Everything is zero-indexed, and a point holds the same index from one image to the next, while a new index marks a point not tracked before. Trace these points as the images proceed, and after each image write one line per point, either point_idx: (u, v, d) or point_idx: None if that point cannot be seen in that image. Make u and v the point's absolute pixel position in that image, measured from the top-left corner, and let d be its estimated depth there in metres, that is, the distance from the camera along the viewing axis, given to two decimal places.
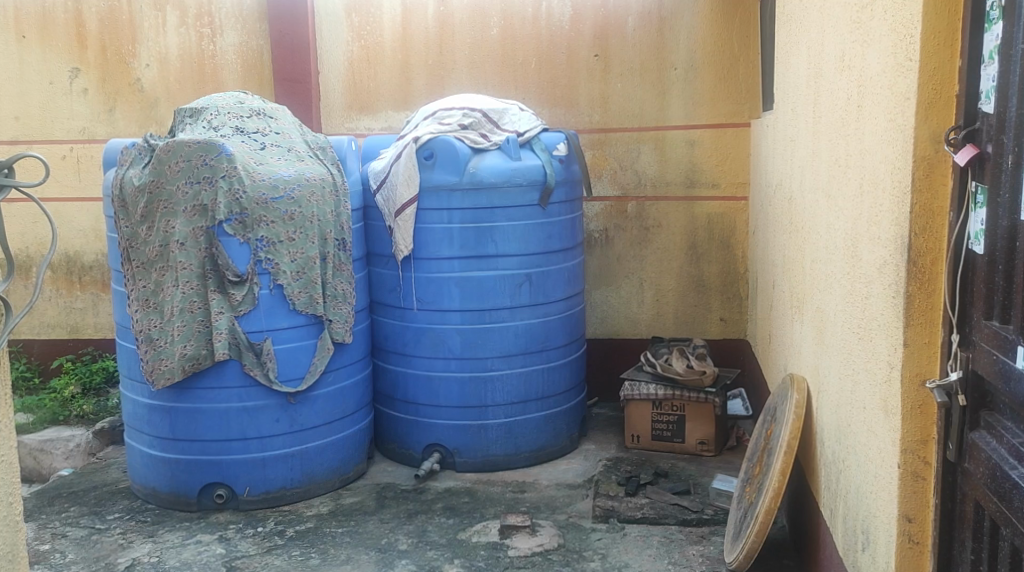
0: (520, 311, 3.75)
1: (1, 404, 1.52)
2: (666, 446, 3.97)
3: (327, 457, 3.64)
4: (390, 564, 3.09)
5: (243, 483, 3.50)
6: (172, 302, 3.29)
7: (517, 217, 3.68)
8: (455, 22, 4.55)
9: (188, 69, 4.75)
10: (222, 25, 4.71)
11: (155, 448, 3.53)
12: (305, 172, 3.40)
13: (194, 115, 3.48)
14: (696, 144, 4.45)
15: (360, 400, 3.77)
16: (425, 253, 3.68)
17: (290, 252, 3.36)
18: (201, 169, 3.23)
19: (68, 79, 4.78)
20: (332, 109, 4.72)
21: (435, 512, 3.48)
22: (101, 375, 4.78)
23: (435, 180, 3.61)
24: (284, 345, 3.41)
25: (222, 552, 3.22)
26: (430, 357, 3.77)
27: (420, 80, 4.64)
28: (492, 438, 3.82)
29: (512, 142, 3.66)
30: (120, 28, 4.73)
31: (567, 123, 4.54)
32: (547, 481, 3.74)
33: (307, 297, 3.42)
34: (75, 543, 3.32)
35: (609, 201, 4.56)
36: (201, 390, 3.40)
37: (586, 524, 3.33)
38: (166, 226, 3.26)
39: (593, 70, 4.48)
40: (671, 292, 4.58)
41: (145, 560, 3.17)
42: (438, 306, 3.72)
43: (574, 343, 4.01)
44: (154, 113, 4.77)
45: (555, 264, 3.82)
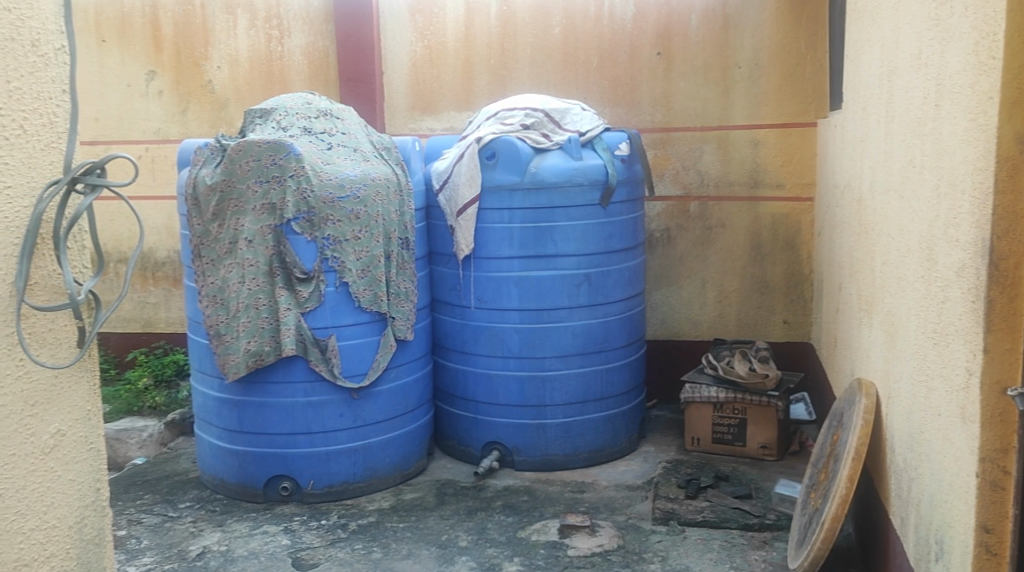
0: (580, 311, 3.76)
1: (86, 392, 1.57)
2: (727, 450, 3.94)
3: (389, 453, 3.70)
4: (451, 560, 3.13)
5: (308, 476, 3.57)
6: (238, 298, 3.35)
7: (577, 217, 3.68)
8: (518, 22, 4.58)
9: (257, 70, 4.86)
10: (290, 27, 4.81)
11: (224, 440, 3.62)
12: (370, 172, 3.46)
13: (264, 115, 3.55)
14: (760, 144, 4.40)
15: (421, 397, 3.82)
16: (486, 252, 3.72)
17: (355, 250, 3.43)
18: (270, 168, 3.29)
19: (145, 81, 4.93)
20: (396, 110, 4.79)
21: (495, 510, 3.51)
22: (173, 368, 4.91)
23: (497, 180, 3.64)
24: (348, 341, 3.48)
25: (287, 543, 3.29)
26: (490, 355, 3.80)
27: (483, 80, 4.67)
28: (551, 437, 3.83)
29: (574, 141, 3.68)
30: (194, 31, 4.86)
31: (630, 122, 4.53)
32: (606, 482, 3.74)
33: (371, 294, 3.49)
34: (149, 530, 3.43)
35: (671, 201, 4.54)
36: (269, 385, 3.48)
37: (646, 526, 3.32)
38: (236, 224, 3.33)
39: (656, 69, 4.46)
40: (734, 293, 4.53)
41: (215, 549, 3.26)
42: (498, 305, 3.75)
43: (634, 344, 4.00)
44: (225, 113, 4.90)
45: (616, 264, 3.82)
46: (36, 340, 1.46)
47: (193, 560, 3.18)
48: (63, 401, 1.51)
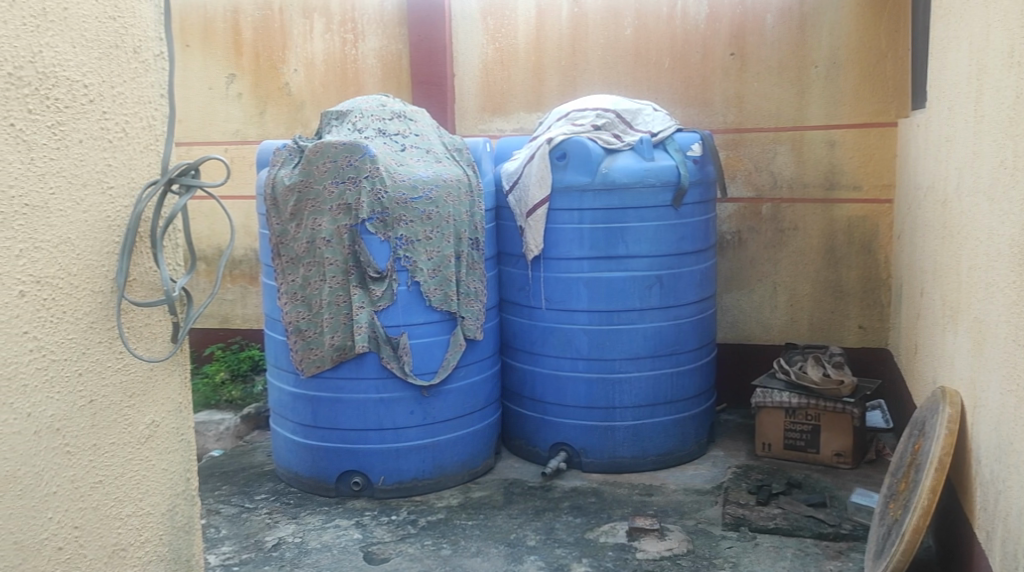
0: (650, 313, 3.74)
1: (174, 385, 1.62)
2: (799, 456, 3.88)
3: (457, 451, 3.74)
4: (519, 559, 3.15)
5: (379, 472, 3.63)
6: (320, 295, 3.45)
7: (649, 217, 3.67)
8: (589, 23, 4.57)
9: (333, 73, 4.95)
10: (365, 31, 4.89)
11: (298, 434, 3.71)
12: (442, 173, 3.50)
13: (340, 117, 3.61)
14: (837, 145, 4.32)
15: (489, 396, 3.85)
16: (557, 253, 3.73)
17: (427, 250, 3.48)
18: (346, 169, 3.35)
19: (225, 84, 5.07)
20: (467, 112, 4.83)
21: (563, 511, 3.52)
22: (249, 363, 5.04)
23: (568, 180, 3.65)
24: (419, 339, 3.53)
25: (359, 537, 3.35)
26: (559, 356, 3.81)
27: (554, 81, 4.68)
28: (619, 439, 3.82)
29: (646, 142, 3.66)
30: (272, 35, 4.99)
31: (702, 123, 4.48)
32: (675, 486, 3.72)
33: (442, 294, 3.54)
34: (228, 520, 3.53)
35: (743, 202, 4.49)
36: (342, 381, 3.55)
37: (716, 531, 3.29)
38: (313, 224, 3.41)
39: (729, 69, 4.41)
40: (807, 297, 4.45)
41: (290, 540, 3.34)
42: (568, 306, 3.75)
43: (704, 348, 3.97)
44: (301, 115, 5.01)
45: (687, 266, 3.79)
46: (134, 334, 1.51)
47: (269, 551, 3.26)
48: (158, 393, 1.58)
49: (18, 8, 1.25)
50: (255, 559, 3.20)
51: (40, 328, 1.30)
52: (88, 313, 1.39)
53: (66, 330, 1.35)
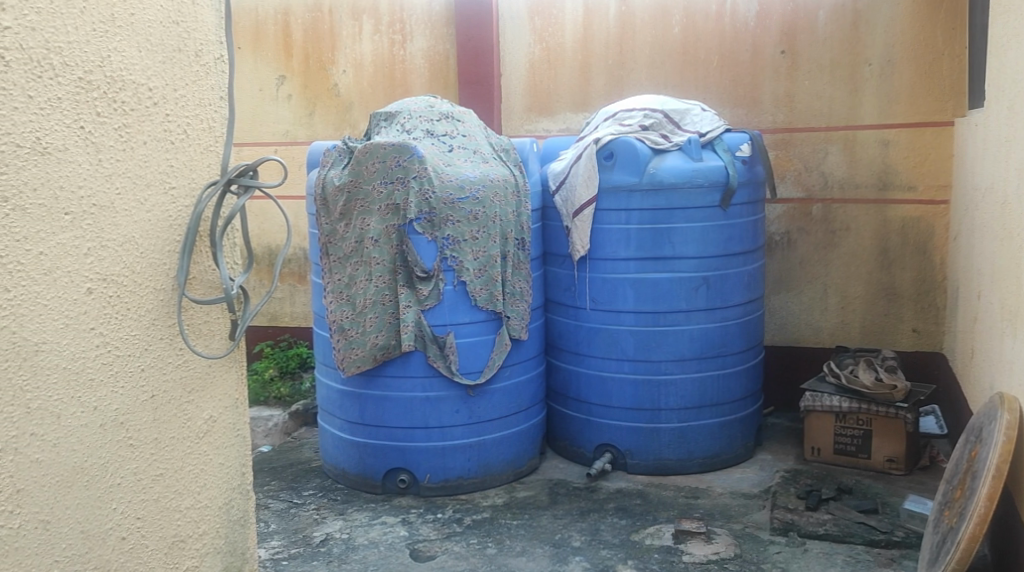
0: (697, 315, 3.72)
1: (229, 382, 1.66)
2: (850, 461, 3.83)
3: (502, 451, 3.75)
4: (565, 560, 3.15)
5: (424, 470, 3.66)
6: (365, 294, 3.48)
7: (696, 218, 3.64)
8: (636, 22, 4.56)
9: (381, 74, 5.00)
10: (413, 31, 4.93)
11: (346, 431, 3.75)
12: (489, 173, 3.52)
13: (389, 118, 3.65)
14: (891, 144, 4.25)
15: (535, 396, 3.86)
16: (603, 253, 3.72)
17: (473, 250, 3.49)
18: (395, 169, 3.38)
19: (276, 85, 5.15)
20: (513, 112, 4.85)
21: (608, 512, 3.51)
22: (297, 361, 5.11)
23: (615, 180, 3.64)
24: (465, 338, 3.55)
25: (405, 535, 3.38)
26: (605, 357, 3.80)
27: (601, 81, 4.67)
28: (665, 441, 3.81)
29: (694, 142, 3.64)
30: (322, 37, 5.05)
31: (751, 123, 4.44)
32: (722, 489, 3.69)
33: (488, 293, 3.55)
34: (277, 515, 3.59)
35: (793, 203, 4.44)
36: (389, 379, 3.58)
37: (764, 536, 3.26)
38: (362, 224, 3.45)
39: (779, 68, 4.36)
40: (858, 300, 4.39)
41: (337, 536, 3.38)
42: (614, 307, 3.74)
43: (751, 350, 3.93)
44: (349, 116, 5.07)
45: (735, 268, 3.76)
46: (194, 331, 1.55)
47: (317, 546, 3.31)
48: (215, 389, 1.61)
49: (89, 14, 1.28)
50: (303, 554, 3.24)
51: (106, 324, 1.33)
52: (150, 310, 1.43)
53: (130, 326, 1.39)
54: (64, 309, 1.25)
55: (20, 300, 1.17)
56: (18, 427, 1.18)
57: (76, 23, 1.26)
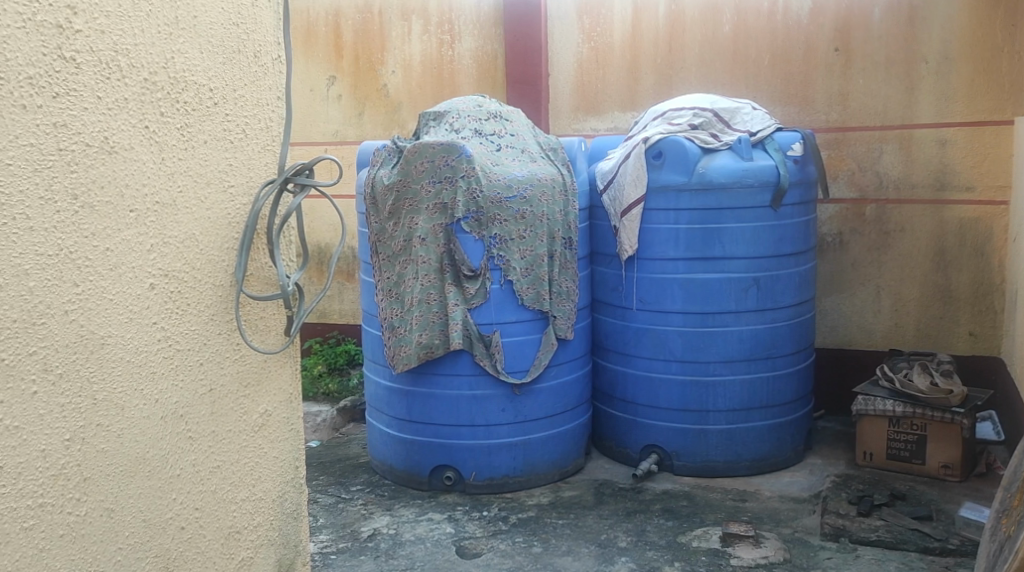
0: (746, 316, 3.68)
1: (283, 378, 1.69)
2: (904, 467, 3.76)
3: (549, 450, 3.76)
4: (611, 560, 3.15)
5: (470, 467, 3.68)
6: (412, 293, 3.51)
7: (746, 218, 3.61)
8: (686, 20, 4.52)
9: (429, 74, 5.04)
10: (461, 31, 4.95)
11: (393, 428, 3.79)
12: (537, 172, 3.52)
13: (437, 117, 3.67)
14: (948, 143, 4.17)
15: (581, 396, 3.86)
16: (651, 253, 3.70)
17: (520, 250, 3.50)
18: (443, 169, 3.41)
19: (326, 85, 5.22)
20: (561, 111, 4.84)
21: (655, 513, 3.50)
22: (345, 357, 5.17)
23: (664, 180, 3.62)
24: (512, 337, 3.56)
25: (452, 531, 3.40)
26: (652, 357, 3.78)
27: (649, 81, 4.65)
28: (713, 443, 3.78)
29: (744, 141, 3.60)
30: (371, 37, 5.10)
31: (803, 122, 4.39)
32: (770, 493, 3.66)
33: (534, 293, 3.56)
34: (325, 509, 3.64)
35: (845, 204, 4.37)
36: (436, 376, 3.61)
37: (814, 541, 3.22)
38: (410, 222, 3.47)
39: (833, 65, 4.30)
40: (913, 302, 4.31)
41: (385, 531, 3.42)
42: (661, 307, 3.72)
43: (802, 352, 3.88)
44: (397, 115, 5.11)
45: (785, 269, 3.72)
46: (250, 325, 1.58)
47: (365, 541, 3.35)
48: (270, 383, 1.64)
49: (154, 16, 1.32)
50: (351, 549, 3.28)
51: (168, 319, 1.37)
52: (209, 306, 1.47)
53: (190, 321, 1.42)
54: (128, 303, 1.28)
55: (88, 294, 1.20)
56: (86, 417, 1.21)
57: (142, 26, 1.29)
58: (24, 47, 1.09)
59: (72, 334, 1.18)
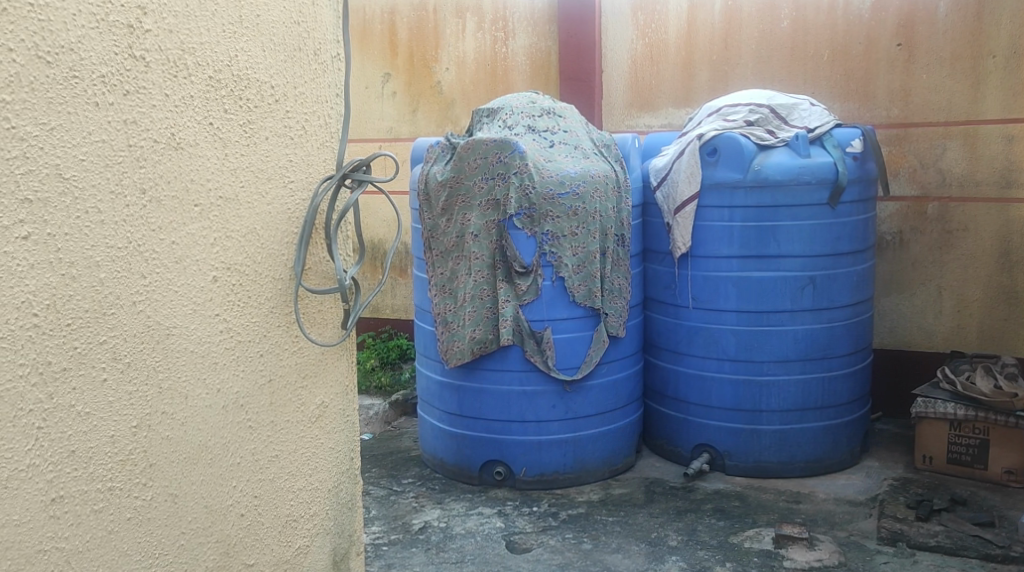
0: (802, 315, 3.63)
1: (339, 370, 1.71)
2: (964, 471, 3.68)
3: (599, 447, 3.75)
4: (661, 559, 3.13)
5: (521, 463, 3.69)
6: (465, 289, 3.53)
7: (803, 217, 3.56)
8: (743, 16, 4.47)
9: (483, 71, 5.06)
10: (515, 29, 4.97)
11: (444, 422, 3.82)
12: (589, 169, 3.51)
13: (491, 115, 3.70)
14: (1015, 140, 4.06)
15: (632, 394, 3.85)
16: (704, 251, 3.67)
17: (572, 246, 3.49)
18: (496, 166, 3.42)
19: (381, 83, 5.26)
20: (614, 108, 4.84)
21: (705, 513, 3.47)
22: (397, 352, 5.22)
23: (719, 177, 3.59)
24: (564, 334, 3.56)
25: (502, 526, 3.42)
26: (704, 356, 3.75)
27: (704, 77, 4.61)
28: (766, 444, 3.74)
29: (802, 138, 3.55)
30: (426, 35, 5.14)
31: (862, 118, 4.31)
32: (825, 495, 3.61)
33: (586, 290, 3.55)
34: (377, 501, 3.69)
35: (906, 201, 4.29)
36: (487, 372, 3.62)
37: (870, 545, 3.17)
38: (463, 219, 3.50)
39: (894, 61, 4.22)
40: (976, 303, 4.21)
41: (435, 524, 3.45)
42: (714, 306, 3.69)
43: (859, 353, 3.82)
44: (450, 113, 5.15)
45: (842, 268, 3.66)
46: (308, 319, 1.62)
47: (416, 533, 3.38)
48: (327, 376, 1.68)
49: (220, 15, 1.35)
50: (403, 541, 3.32)
51: (230, 311, 1.40)
52: (270, 299, 1.50)
53: (251, 314, 1.45)
54: (192, 295, 1.32)
55: (154, 286, 1.24)
56: (152, 405, 1.25)
57: (208, 25, 1.32)
58: (97, 47, 1.12)
59: (139, 324, 1.21)
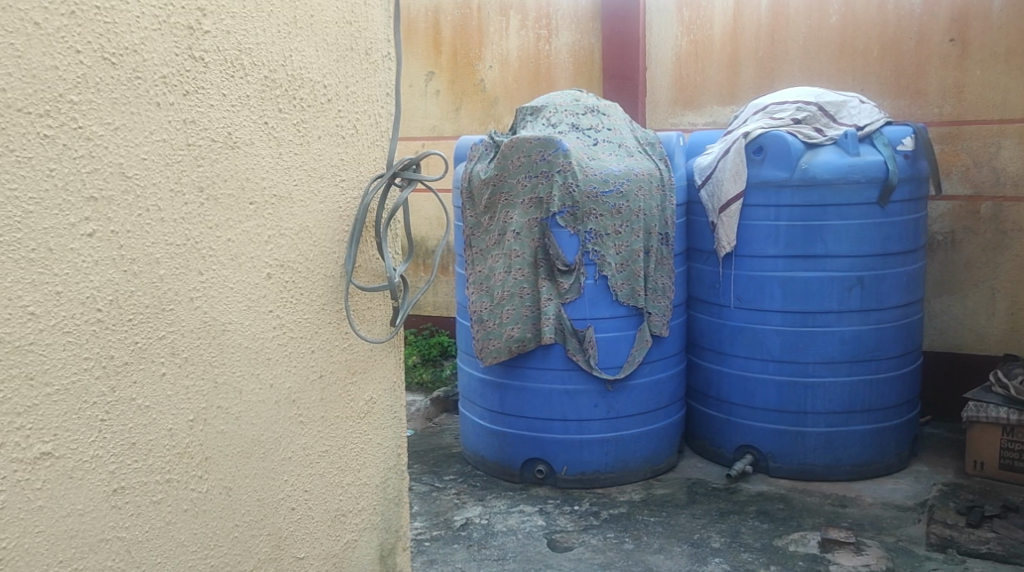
0: (849, 316, 3.58)
1: (385, 367, 1.72)
2: (1017, 478, 3.60)
3: (641, 446, 3.74)
4: (704, 560, 3.11)
5: (562, 461, 3.69)
6: (505, 287, 3.54)
7: (851, 216, 3.51)
8: (791, 11, 4.42)
9: (526, 69, 5.07)
10: (559, 26, 4.97)
11: (486, 419, 3.83)
12: (633, 167, 3.50)
13: (535, 112, 3.69)
14: None
15: (675, 393, 3.83)
16: (750, 251, 3.63)
17: (616, 245, 3.49)
18: (539, 164, 3.42)
19: (424, 81, 5.29)
20: (659, 105, 4.81)
21: (749, 515, 3.44)
22: (439, 349, 5.27)
23: (764, 176, 3.55)
24: (606, 333, 3.55)
25: (543, 524, 3.42)
26: (748, 356, 3.72)
27: (750, 74, 4.56)
28: (811, 446, 3.69)
29: (851, 136, 3.50)
30: (469, 33, 5.16)
31: (913, 115, 4.24)
32: (872, 499, 3.56)
33: (629, 289, 3.54)
34: (419, 497, 3.72)
35: (959, 201, 4.21)
36: (529, 370, 3.63)
37: (919, 551, 3.12)
38: (506, 217, 3.50)
39: (947, 56, 4.13)
40: None
41: (477, 521, 3.47)
42: (759, 306, 3.65)
43: (908, 355, 3.76)
44: (494, 111, 5.16)
45: (891, 268, 3.60)
46: (358, 316, 1.64)
47: (458, 530, 3.40)
48: (376, 372, 1.69)
49: (275, 16, 1.37)
50: (444, 537, 3.34)
51: (282, 307, 1.42)
52: (321, 296, 1.52)
53: (303, 310, 1.47)
54: (247, 292, 1.34)
55: (211, 283, 1.26)
56: (208, 399, 1.27)
57: (264, 25, 1.35)
58: (159, 48, 1.15)
59: (196, 320, 1.24)
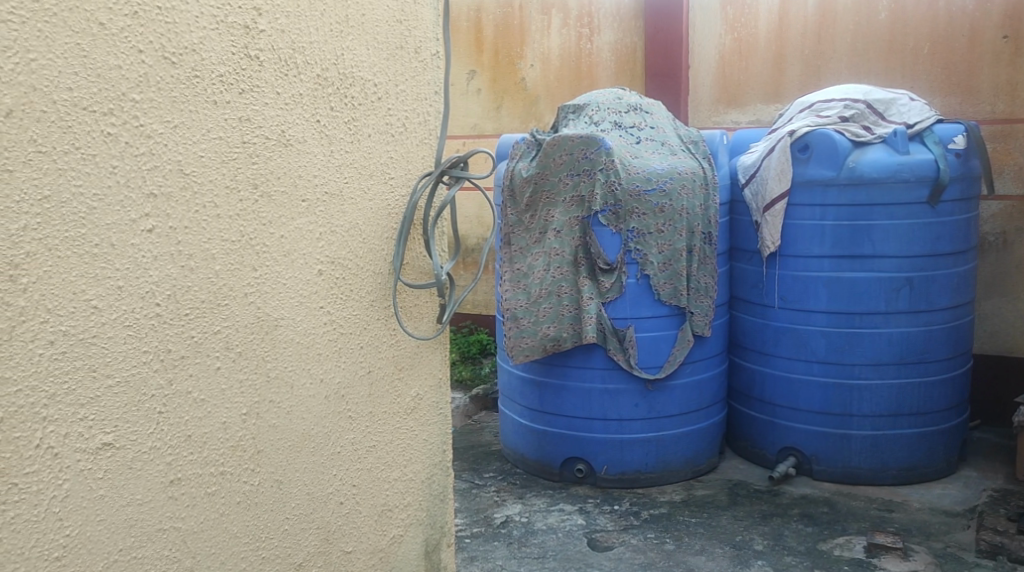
0: (896, 317, 3.53)
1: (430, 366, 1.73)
2: None
3: (682, 447, 3.72)
4: (746, 562, 3.08)
5: (602, 461, 3.68)
6: (543, 285, 3.52)
7: (900, 216, 3.45)
8: (838, 7, 4.35)
9: (568, 68, 5.07)
10: (601, 25, 4.99)
11: (526, 418, 3.83)
12: (677, 166, 3.48)
13: (577, 110, 3.68)
14: None
15: (717, 394, 3.80)
16: (795, 250, 3.59)
17: (659, 243, 3.47)
18: (582, 162, 3.40)
19: (466, 80, 5.29)
20: (701, 104, 4.78)
21: (793, 518, 3.41)
22: (478, 346, 5.29)
23: (810, 175, 3.50)
24: (647, 333, 3.53)
25: (584, 523, 3.42)
26: (792, 357, 3.67)
27: (795, 72, 4.51)
28: (856, 449, 3.64)
29: (900, 134, 3.45)
30: (512, 32, 5.16)
31: (964, 113, 4.15)
32: (919, 504, 3.50)
33: (672, 288, 3.51)
34: (460, 494, 3.73)
35: (1012, 201, 4.12)
36: (570, 369, 3.62)
37: (969, 558, 3.06)
38: (547, 215, 3.49)
39: (1000, 53, 4.04)
40: None
41: (517, 519, 3.47)
42: (804, 306, 3.61)
43: (957, 358, 3.68)
44: (536, 109, 5.15)
45: (941, 269, 3.54)
46: (405, 313, 1.65)
47: (498, 527, 3.41)
48: (422, 368, 1.70)
49: (328, 15, 1.38)
50: (485, 534, 3.35)
51: (332, 303, 1.44)
52: (370, 292, 1.53)
53: (352, 307, 1.49)
54: (299, 288, 1.36)
55: (264, 279, 1.28)
56: (260, 393, 1.29)
57: (316, 24, 1.36)
58: (216, 47, 1.16)
59: (250, 316, 1.26)
